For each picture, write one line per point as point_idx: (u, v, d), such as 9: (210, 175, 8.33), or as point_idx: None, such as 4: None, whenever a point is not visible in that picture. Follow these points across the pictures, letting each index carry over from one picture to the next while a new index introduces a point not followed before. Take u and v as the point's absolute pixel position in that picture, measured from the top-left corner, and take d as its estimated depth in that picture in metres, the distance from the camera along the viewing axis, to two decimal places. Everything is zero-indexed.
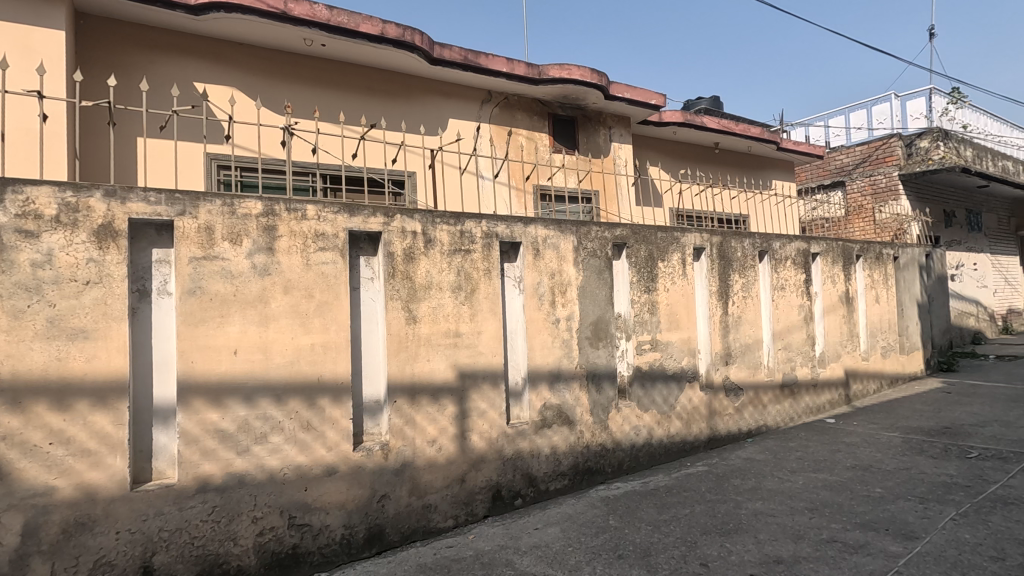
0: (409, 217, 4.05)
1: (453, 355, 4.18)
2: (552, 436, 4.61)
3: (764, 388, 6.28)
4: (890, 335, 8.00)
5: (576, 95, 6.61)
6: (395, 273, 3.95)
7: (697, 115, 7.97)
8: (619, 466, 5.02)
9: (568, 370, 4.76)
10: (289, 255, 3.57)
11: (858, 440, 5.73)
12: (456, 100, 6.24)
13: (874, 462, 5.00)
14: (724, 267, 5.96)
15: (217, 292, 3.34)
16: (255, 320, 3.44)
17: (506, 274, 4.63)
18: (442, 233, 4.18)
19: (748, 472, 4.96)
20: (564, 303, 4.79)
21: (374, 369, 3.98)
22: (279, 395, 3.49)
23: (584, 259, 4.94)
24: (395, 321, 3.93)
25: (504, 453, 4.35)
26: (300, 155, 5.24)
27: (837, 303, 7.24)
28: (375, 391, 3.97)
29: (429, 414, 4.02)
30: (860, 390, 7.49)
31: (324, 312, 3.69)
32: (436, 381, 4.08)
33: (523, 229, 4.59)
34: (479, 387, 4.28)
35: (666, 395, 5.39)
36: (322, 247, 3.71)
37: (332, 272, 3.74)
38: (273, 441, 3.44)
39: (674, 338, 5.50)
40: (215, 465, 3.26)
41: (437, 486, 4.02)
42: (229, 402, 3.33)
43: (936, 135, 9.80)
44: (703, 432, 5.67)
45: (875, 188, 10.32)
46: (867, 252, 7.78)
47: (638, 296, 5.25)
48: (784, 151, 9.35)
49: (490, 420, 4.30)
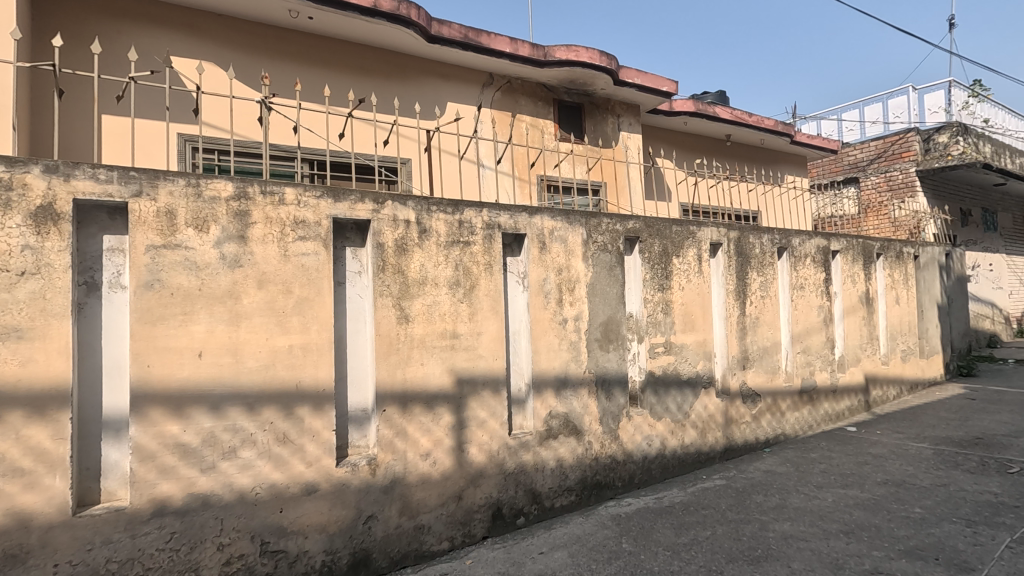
0: (401, 204, 3.62)
1: (449, 359, 3.75)
2: (558, 447, 4.20)
3: (783, 395, 5.87)
4: (910, 338, 7.60)
5: (584, 79, 6.20)
6: (385, 266, 3.53)
7: (709, 105, 7.55)
8: (630, 480, 4.60)
9: (576, 376, 4.34)
10: (264, 245, 3.14)
11: (886, 452, 5.32)
12: (455, 82, 5.81)
13: (906, 477, 4.60)
14: (741, 264, 5.55)
15: (180, 286, 2.90)
16: (224, 317, 3.01)
17: (509, 269, 4.22)
18: (438, 222, 3.76)
19: (770, 488, 4.55)
20: (572, 302, 4.37)
21: (360, 375, 3.56)
22: (251, 404, 3.06)
23: (593, 254, 4.52)
24: (385, 321, 3.51)
25: (506, 467, 3.94)
26: (282, 139, 4.84)
27: (857, 304, 6.84)
28: (361, 399, 3.55)
29: (422, 425, 3.60)
30: (880, 397, 7.09)
31: (303, 309, 3.25)
32: (430, 388, 3.65)
33: (528, 220, 4.18)
34: (478, 395, 3.86)
35: (680, 402, 4.98)
36: (301, 236, 3.27)
37: (313, 265, 3.30)
38: (244, 457, 3.02)
39: (688, 340, 5.09)
40: (175, 484, 2.84)
41: (431, 505, 3.61)
42: (192, 413, 2.90)
43: (956, 130, 9.40)
44: (719, 442, 5.25)
45: (891, 184, 9.90)
46: (888, 251, 7.37)
47: (652, 295, 4.83)
48: (797, 145, 8.96)
49: (490, 431, 3.88)
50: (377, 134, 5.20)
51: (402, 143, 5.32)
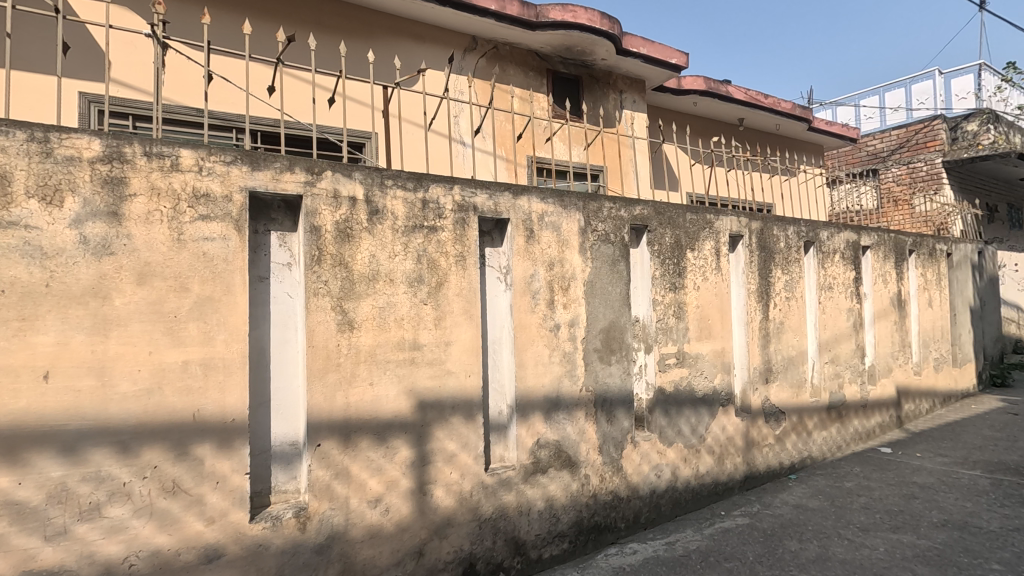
0: (344, 177, 2.80)
1: (408, 376, 2.93)
2: (547, 484, 3.39)
3: (809, 412, 5.07)
4: (943, 346, 6.82)
5: (582, 47, 5.39)
6: (322, 257, 2.71)
7: (722, 84, 6.76)
8: (635, 520, 3.79)
9: (570, 395, 3.53)
10: (147, 226, 2.31)
11: (933, 481, 4.54)
12: (431, 45, 4.99)
13: (968, 518, 3.81)
14: (765, 259, 4.76)
15: (16, 280, 2.08)
16: (84, 323, 2.18)
17: (488, 262, 3.41)
18: (395, 202, 2.94)
19: (804, 530, 3.76)
20: (565, 304, 3.56)
21: (289, 399, 2.72)
22: (125, 444, 2.23)
23: (592, 245, 3.71)
24: (321, 329, 2.69)
25: (481, 513, 3.12)
26: (186, 97, 4.18)
27: (889, 307, 6.06)
28: (288, 428, 2.71)
29: (371, 462, 2.78)
30: (912, 411, 6.31)
31: (204, 313, 2.42)
32: (382, 415, 2.83)
33: (511, 202, 3.37)
34: (446, 422, 3.04)
35: (695, 423, 4.18)
36: (203, 215, 2.44)
37: (219, 254, 2.47)
38: (113, 516, 2.20)
39: (704, 349, 4.29)
40: (4, 561, 2.01)
41: (382, 566, 2.78)
42: (33, 459, 2.07)
43: (986, 118, 8.63)
44: (739, 470, 4.45)
45: (914, 176, 9.14)
46: (921, 247, 6.60)
47: (662, 295, 4.03)
48: (815, 132, 8.19)
49: (461, 467, 3.07)
50: (317, 97, 4.49)
51: (351, 110, 4.57)
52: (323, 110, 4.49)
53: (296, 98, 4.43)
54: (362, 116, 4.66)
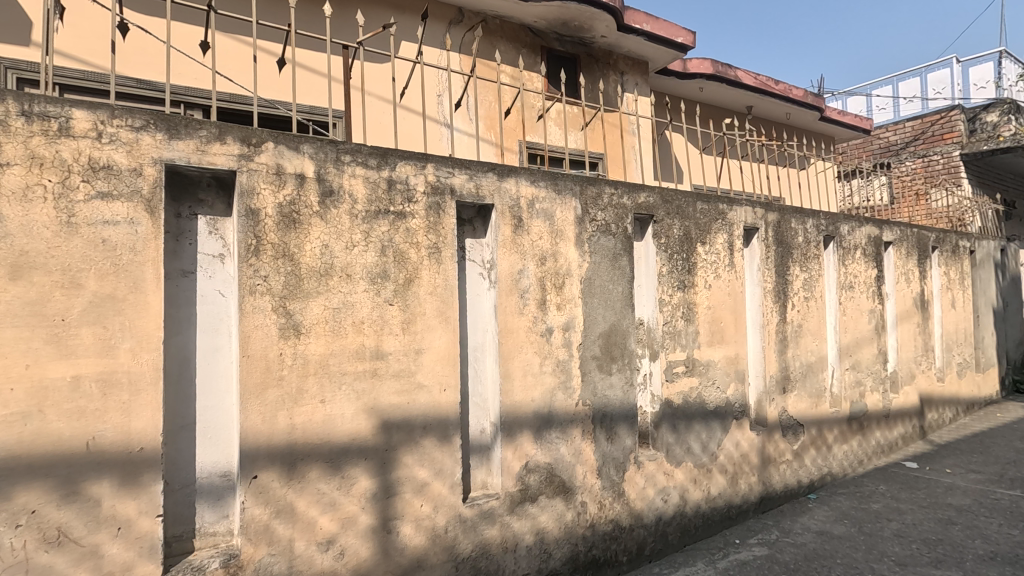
0: (291, 150, 2.31)
1: (369, 392, 2.44)
2: (537, 515, 2.91)
3: (829, 424, 4.60)
4: (966, 350, 6.36)
5: (580, 22, 4.89)
6: (261, 247, 2.22)
7: (731, 68, 6.28)
8: (638, 553, 3.30)
9: (564, 411, 3.04)
10: (23, 204, 1.82)
11: (970, 502, 4.07)
12: (411, 15, 4.53)
13: (1018, 550, 3.34)
14: (782, 255, 4.28)
15: None
16: None
17: (469, 255, 2.92)
18: (354, 181, 2.45)
19: (833, 565, 3.27)
20: (559, 305, 3.07)
21: (219, 420, 2.24)
22: None
23: (591, 237, 3.22)
24: (259, 336, 2.20)
25: (458, 552, 2.63)
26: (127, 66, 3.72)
27: (911, 308, 5.59)
28: (219, 457, 2.23)
29: (321, 498, 2.29)
30: (935, 421, 5.84)
31: (103, 315, 1.92)
32: (335, 440, 2.34)
33: (496, 184, 2.88)
34: (416, 445, 2.54)
35: (706, 439, 3.70)
36: (103, 192, 1.94)
37: (125, 241, 1.97)
38: None
39: (716, 356, 3.81)
40: None
41: None
42: None
43: (1007, 109, 8.23)
44: (754, 490, 3.97)
45: (929, 170, 8.68)
46: (944, 244, 6.14)
47: (669, 295, 3.55)
48: (826, 121, 7.72)
49: (433, 498, 2.58)
50: (262, 62, 4.03)
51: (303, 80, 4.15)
52: (273, 79, 4.06)
53: (239, 64, 3.98)
54: (316, 86, 4.25)
